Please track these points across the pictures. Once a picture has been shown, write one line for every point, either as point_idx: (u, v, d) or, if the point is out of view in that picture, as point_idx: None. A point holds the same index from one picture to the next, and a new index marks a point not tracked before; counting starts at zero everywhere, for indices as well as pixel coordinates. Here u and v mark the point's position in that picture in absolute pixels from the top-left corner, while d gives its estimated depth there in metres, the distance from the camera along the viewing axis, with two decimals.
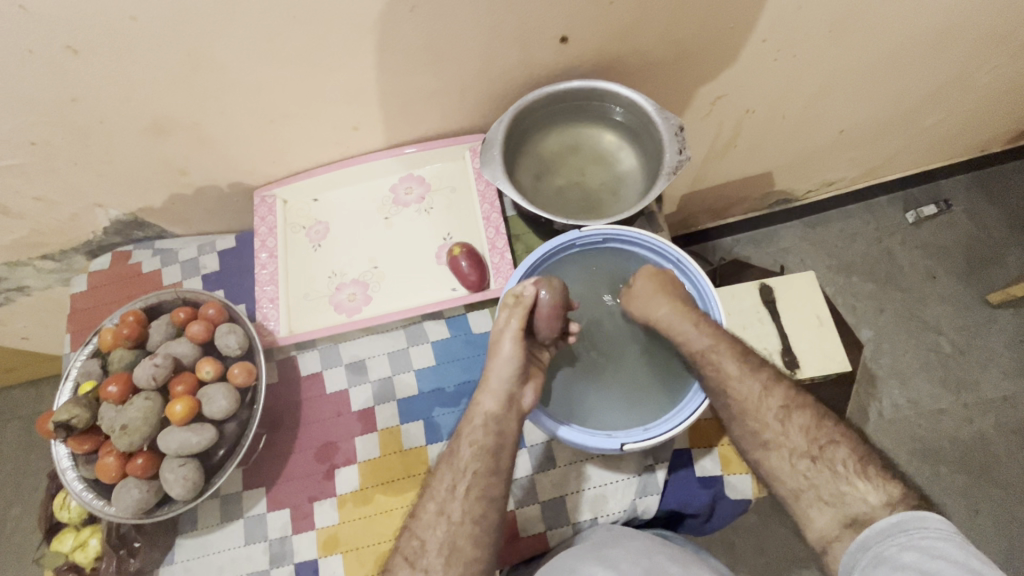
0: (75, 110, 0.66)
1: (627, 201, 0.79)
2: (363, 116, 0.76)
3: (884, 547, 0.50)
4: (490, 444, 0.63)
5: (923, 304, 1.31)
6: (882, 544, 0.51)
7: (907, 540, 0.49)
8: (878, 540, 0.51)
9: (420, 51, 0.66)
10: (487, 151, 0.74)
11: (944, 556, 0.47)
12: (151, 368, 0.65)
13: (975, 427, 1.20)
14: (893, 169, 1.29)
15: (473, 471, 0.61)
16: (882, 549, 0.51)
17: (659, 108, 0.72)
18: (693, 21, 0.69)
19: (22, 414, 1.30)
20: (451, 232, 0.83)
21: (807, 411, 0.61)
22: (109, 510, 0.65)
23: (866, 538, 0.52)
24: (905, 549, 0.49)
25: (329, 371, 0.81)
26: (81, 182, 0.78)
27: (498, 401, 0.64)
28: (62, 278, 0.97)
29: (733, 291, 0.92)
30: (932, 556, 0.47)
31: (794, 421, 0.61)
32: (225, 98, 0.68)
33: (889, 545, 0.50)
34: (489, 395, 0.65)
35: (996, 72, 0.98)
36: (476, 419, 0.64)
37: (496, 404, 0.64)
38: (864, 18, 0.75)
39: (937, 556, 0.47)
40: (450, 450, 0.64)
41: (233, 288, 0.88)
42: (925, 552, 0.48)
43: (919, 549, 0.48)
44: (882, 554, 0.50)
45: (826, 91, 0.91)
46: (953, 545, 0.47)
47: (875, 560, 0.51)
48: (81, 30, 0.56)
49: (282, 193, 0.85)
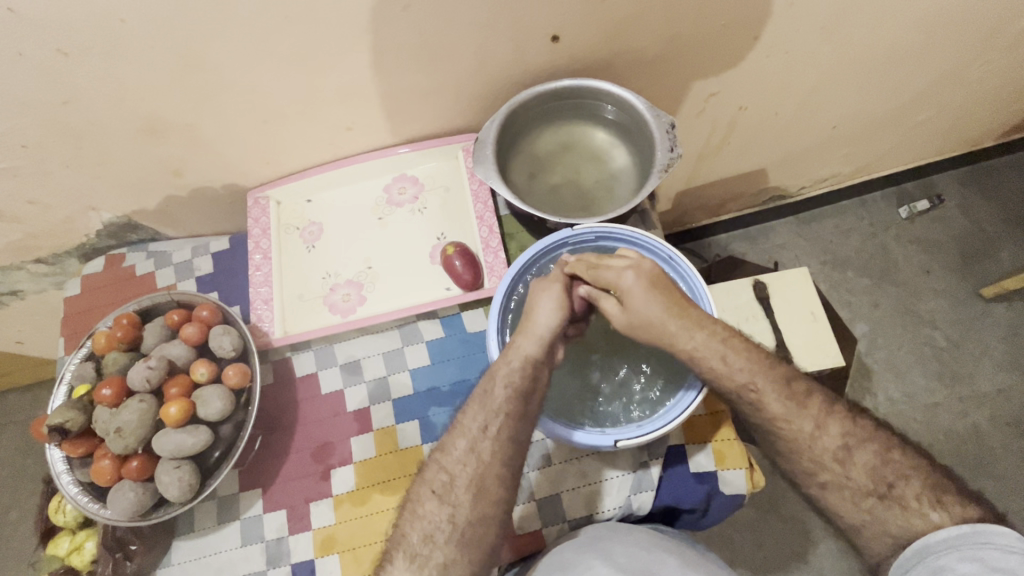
0: (68, 112, 0.65)
1: (620, 199, 0.79)
2: (357, 117, 0.76)
3: (942, 558, 0.51)
4: (519, 390, 0.62)
5: (917, 299, 1.31)
6: (940, 554, 0.52)
7: (967, 552, 0.50)
8: (937, 552, 0.52)
9: (413, 51, 0.66)
10: (480, 150, 0.74)
11: (1010, 574, 0.48)
12: (145, 370, 0.66)
13: (970, 420, 1.21)
14: (886, 165, 1.30)
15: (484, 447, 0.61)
16: (940, 558, 0.52)
17: (650, 105, 0.72)
18: (685, 19, 0.69)
19: (18, 419, 1.29)
20: (444, 231, 0.83)
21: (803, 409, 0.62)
22: (105, 513, 0.65)
23: (922, 546, 0.53)
24: (965, 560, 0.50)
25: (324, 372, 0.81)
26: (75, 185, 0.78)
27: (540, 344, 0.64)
28: (55, 281, 0.96)
29: (727, 288, 0.92)
30: (997, 572, 0.48)
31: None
32: (218, 99, 0.68)
33: (947, 557, 0.51)
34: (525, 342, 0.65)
35: (987, 68, 0.99)
36: (515, 364, 0.63)
37: (538, 349, 0.64)
38: (856, 13, 0.75)
39: (1001, 572, 0.48)
40: (485, 390, 0.62)
41: (227, 289, 0.88)
42: (987, 566, 0.49)
43: (982, 563, 0.49)
44: (938, 564, 0.52)
45: (819, 88, 0.91)
46: (1020, 560, 0.48)
47: (931, 569, 0.52)
48: (71, 32, 0.55)
49: (276, 195, 0.85)
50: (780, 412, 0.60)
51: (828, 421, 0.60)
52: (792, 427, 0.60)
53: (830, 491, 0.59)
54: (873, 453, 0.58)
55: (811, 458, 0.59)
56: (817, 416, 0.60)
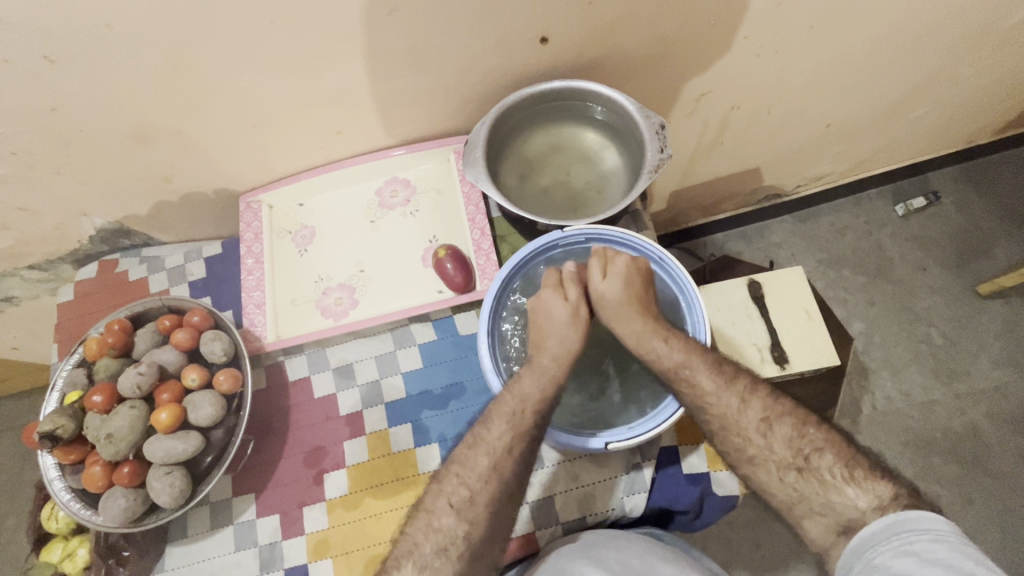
0: (56, 119, 0.65)
1: (611, 200, 0.79)
2: (346, 120, 0.76)
3: (877, 553, 0.50)
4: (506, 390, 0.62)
5: (913, 296, 1.31)
6: (874, 550, 0.50)
7: (901, 544, 0.49)
8: (871, 546, 0.51)
9: (400, 55, 0.66)
10: (470, 153, 0.74)
11: (938, 561, 0.46)
12: (136, 376, 0.66)
13: (967, 417, 1.21)
14: (881, 163, 1.30)
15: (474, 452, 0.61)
16: (876, 554, 0.50)
17: (639, 106, 0.72)
18: (673, 20, 0.69)
19: (17, 424, 1.29)
20: (436, 234, 0.83)
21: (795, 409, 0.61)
22: (96, 520, 0.65)
23: (860, 542, 0.52)
24: (900, 554, 0.49)
25: (317, 376, 0.81)
26: (66, 191, 0.78)
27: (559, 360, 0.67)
28: (49, 287, 0.96)
29: (720, 288, 0.92)
30: (926, 561, 0.47)
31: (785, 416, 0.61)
32: (207, 104, 0.68)
33: (881, 551, 0.50)
34: None
35: (979, 64, 0.98)
36: None
37: (558, 366, 0.67)
38: (846, 12, 0.75)
39: (931, 561, 0.46)
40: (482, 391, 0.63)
41: (220, 294, 0.88)
42: (919, 557, 0.47)
43: (913, 554, 0.48)
44: (876, 561, 0.50)
45: (811, 86, 0.91)
46: (948, 548, 0.47)
47: (868, 568, 0.50)
48: (56, 39, 0.55)
49: (267, 199, 0.85)
50: (710, 388, 0.63)
51: (768, 404, 0.61)
52: (718, 401, 0.62)
53: (757, 466, 0.60)
54: (792, 425, 0.59)
55: (739, 433, 0.61)
56: (742, 392, 0.62)
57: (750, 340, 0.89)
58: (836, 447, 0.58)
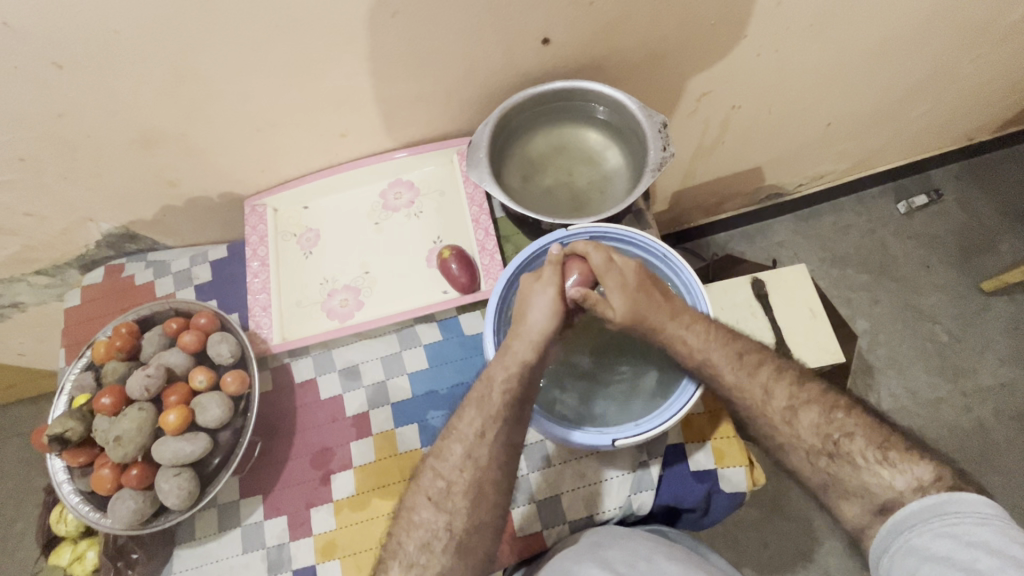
0: (64, 125, 0.66)
1: (614, 199, 0.79)
2: (351, 123, 0.76)
3: (916, 534, 0.50)
4: (514, 392, 0.63)
5: (917, 294, 1.31)
6: (913, 531, 0.51)
7: (940, 526, 0.49)
8: (909, 527, 0.51)
9: (404, 57, 0.67)
10: (473, 154, 0.74)
11: (977, 543, 0.47)
12: (144, 378, 0.66)
13: (974, 415, 1.20)
14: (883, 161, 1.30)
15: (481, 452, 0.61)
16: (914, 535, 0.51)
17: (641, 105, 0.72)
18: (674, 20, 0.70)
19: (22, 431, 1.30)
20: (440, 235, 0.84)
21: (803, 405, 0.61)
22: (105, 522, 0.65)
23: (897, 523, 0.52)
24: (939, 536, 0.49)
25: (323, 377, 0.81)
26: (73, 196, 0.78)
27: (533, 347, 0.65)
28: (56, 293, 0.97)
29: (725, 286, 0.92)
30: (967, 543, 0.47)
31: (793, 412, 0.61)
32: (213, 108, 0.69)
33: (920, 533, 0.50)
34: (514, 348, 0.65)
35: (979, 61, 0.99)
36: (511, 366, 0.64)
37: (534, 355, 0.65)
38: (845, 10, 0.76)
39: (972, 543, 0.47)
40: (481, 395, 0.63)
41: (226, 298, 0.89)
42: (959, 539, 0.48)
43: (951, 535, 0.48)
44: (914, 542, 0.50)
45: (812, 85, 0.91)
46: (992, 530, 0.47)
47: (906, 548, 0.51)
48: (65, 45, 0.56)
49: (273, 202, 0.85)
50: (731, 381, 0.64)
51: (769, 401, 0.62)
52: (741, 394, 0.63)
53: (788, 452, 0.61)
54: (819, 411, 0.60)
55: (767, 423, 0.62)
56: (765, 381, 0.63)
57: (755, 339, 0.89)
58: (867, 429, 0.58)
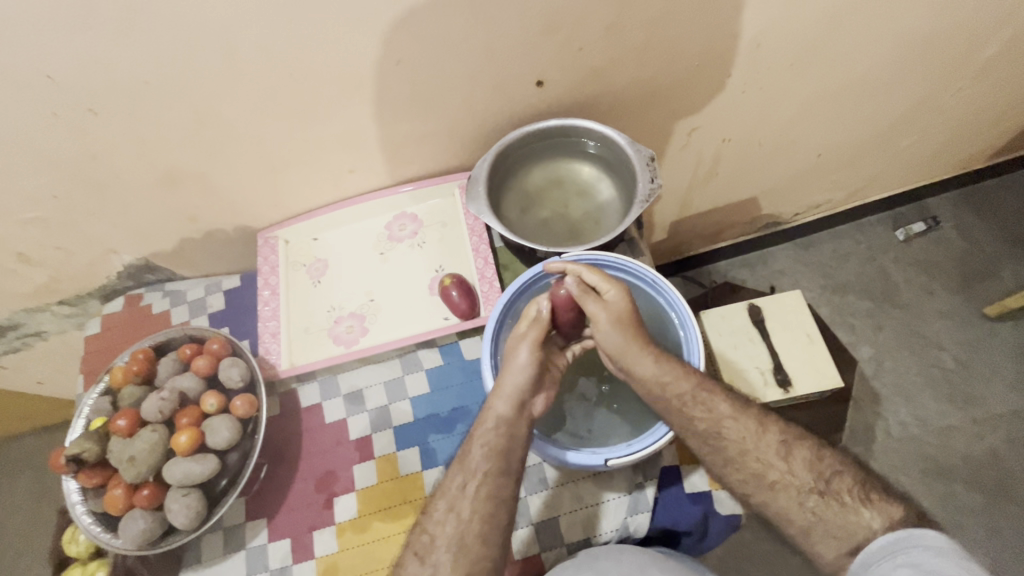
0: (94, 165, 0.72)
1: (608, 228, 0.82)
2: (359, 161, 0.81)
3: (881, 566, 0.54)
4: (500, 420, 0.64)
5: (921, 321, 1.32)
6: (880, 563, 0.54)
7: (903, 558, 0.53)
8: (876, 559, 0.54)
9: (408, 100, 0.72)
10: (473, 187, 0.78)
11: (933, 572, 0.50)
12: (158, 402, 0.69)
13: (985, 443, 1.19)
14: (877, 189, 1.33)
15: (482, 472, 0.62)
16: (878, 568, 0.54)
17: (629, 140, 0.77)
18: (660, 61, 0.75)
19: (35, 461, 1.33)
20: (442, 264, 0.87)
21: (798, 439, 0.64)
22: (115, 542, 0.67)
23: (866, 557, 0.55)
24: (901, 568, 0.52)
25: (328, 402, 0.84)
26: (98, 230, 0.83)
27: (512, 403, 0.65)
28: (77, 322, 1.02)
29: (722, 312, 0.95)
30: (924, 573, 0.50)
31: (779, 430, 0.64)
32: (231, 148, 0.74)
33: (885, 565, 0.54)
34: (500, 399, 0.65)
35: (961, 95, 1.03)
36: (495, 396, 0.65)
37: (510, 409, 0.65)
38: (824, 50, 0.81)
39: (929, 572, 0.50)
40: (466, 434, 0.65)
41: (238, 326, 0.93)
42: (918, 569, 0.51)
43: (911, 566, 0.52)
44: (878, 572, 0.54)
45: (799, 119, 0.95)
46: (947, 561, 0.50)
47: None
48: (100, 95, 0.62)
49: (284, 234, 0.90)
50: (726, 414, 0.65)
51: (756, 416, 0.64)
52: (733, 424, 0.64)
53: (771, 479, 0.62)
54: None
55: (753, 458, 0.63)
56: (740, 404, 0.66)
57: (754, 363, 0.90)
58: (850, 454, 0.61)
